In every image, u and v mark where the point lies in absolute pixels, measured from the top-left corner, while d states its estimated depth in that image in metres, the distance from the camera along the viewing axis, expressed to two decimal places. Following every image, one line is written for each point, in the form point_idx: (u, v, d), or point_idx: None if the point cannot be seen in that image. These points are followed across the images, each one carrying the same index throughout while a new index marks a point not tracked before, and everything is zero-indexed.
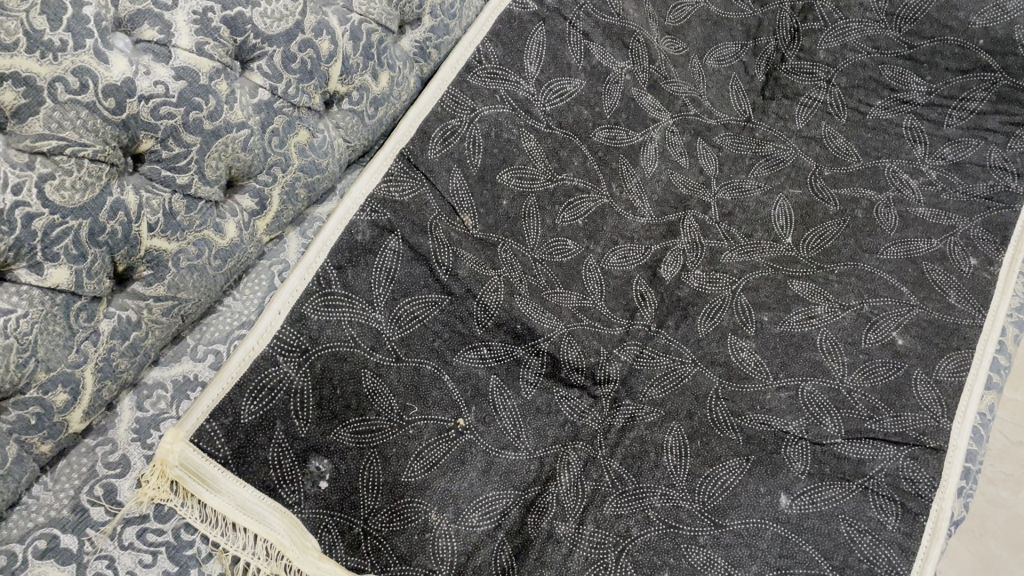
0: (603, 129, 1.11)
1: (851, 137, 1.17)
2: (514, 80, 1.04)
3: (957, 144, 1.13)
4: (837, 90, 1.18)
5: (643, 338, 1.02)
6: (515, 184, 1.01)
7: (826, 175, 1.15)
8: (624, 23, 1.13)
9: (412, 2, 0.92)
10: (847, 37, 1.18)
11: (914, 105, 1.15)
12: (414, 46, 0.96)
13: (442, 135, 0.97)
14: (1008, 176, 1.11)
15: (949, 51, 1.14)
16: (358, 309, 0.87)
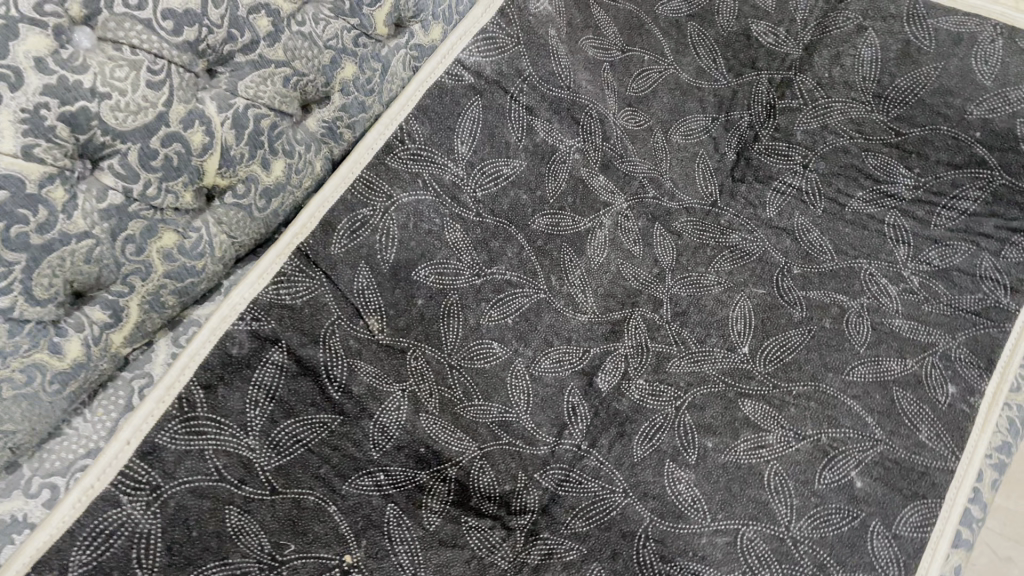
0: (544, 215, 1.00)
1: (826, 231, 1.04)
2: (441, 162, 0.93)
3: (944, 248, 1.00)
4: (814, 176, 1.06)
5: (570, 460, 0.91)
6: (434, 282, 0.90)
7: (796, 274, 1.03)
8: (574, 97, 1.01)
9: (315, 81, 0.82)
10: (828, 118, 1.05)
11: (899, 200, 1.03)
12: (321, 127, 0.85)
13: (349, 227, 0.87)
14: (999, 289, 0.98)
15: (942, 142, 1.00)
16: (228, 435, 0.77)
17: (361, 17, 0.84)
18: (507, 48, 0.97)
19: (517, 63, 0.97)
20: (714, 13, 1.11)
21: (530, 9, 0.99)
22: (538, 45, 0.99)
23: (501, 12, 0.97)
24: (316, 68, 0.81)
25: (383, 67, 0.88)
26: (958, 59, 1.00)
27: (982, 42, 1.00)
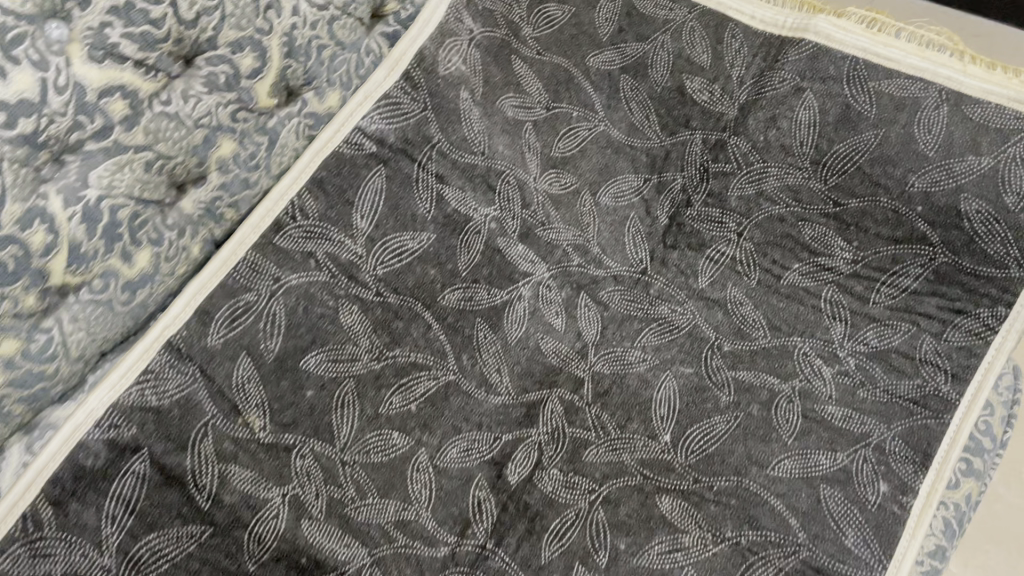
0: (455, 289, 0.93)
1: (760, 304, 0.98)
2: (337, 239, 0.86)
3: (883, 328, 0.94)
4: (748, 245, 1.00)
5: (471, 562, 0.84)
6: (326, 371, 0.84)
7: (726, 352, 0.97)
8: (489, 163, 0.95)
9: (184, 163, 0.75)
10: (764, 185, 0.99)
11: (836, 274, 0.96)
12: (196, 209, 0.78)
13: (228, 315, 0.80)
14: (940, 375, 0.91)
15: (882, 215, 0.94)
16: (78, 555, 0.70)
17: (239, 90, 0.77)
18: (412, 114, 0.91)
19: (424, 129, 0.91)
20: (649, 66, 1.02)
21: (439, 70, 0.92)
22: (446, 110, 0.92)
23: (407, 76, 0.91)
24: (185, 149, 0.74)
25: (271, 140, 0.82)
26: (899, 126, 0.92)
27: (925, 109, 0.92)
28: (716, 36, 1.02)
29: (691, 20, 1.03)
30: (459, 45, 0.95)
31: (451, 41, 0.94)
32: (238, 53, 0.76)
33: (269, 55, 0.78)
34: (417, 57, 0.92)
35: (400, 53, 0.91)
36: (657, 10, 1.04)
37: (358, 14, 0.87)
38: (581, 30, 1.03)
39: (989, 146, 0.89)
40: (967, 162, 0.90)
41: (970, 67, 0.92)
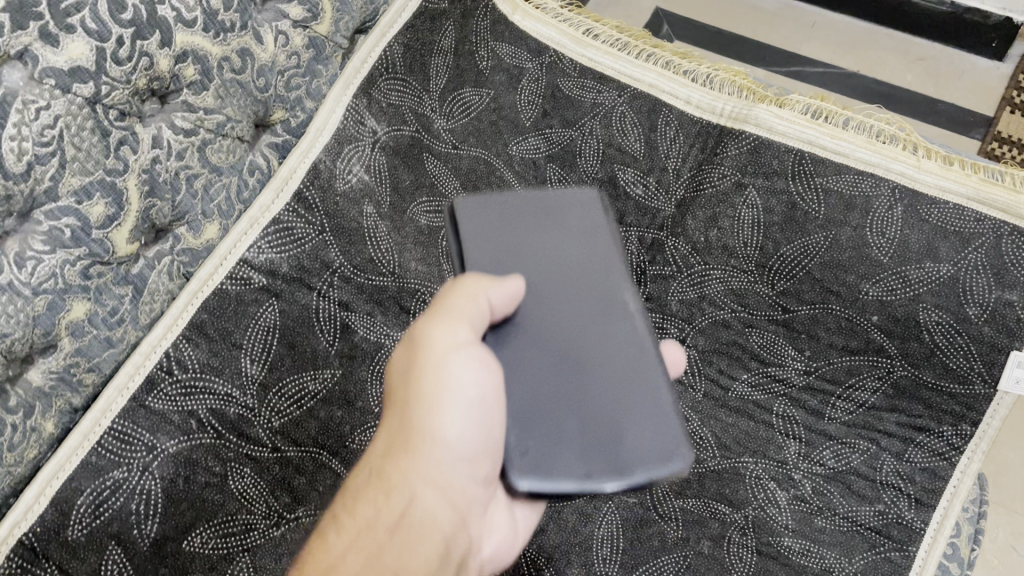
0: (369, 431, 0.80)
1: (708, 419, 0.88)
2: (225, 391, 0.75)
3: (840, 448, 0.86)
4: (694, 353, 0.90)
5: None
6: (214, 548, 0.72)
7: (674, 476, 0.86)
8: (401, 283, 0.85)
9: (25, 337, 0.63)
10: (707, 288, 0.90)
11: (788, 386, 0.88)
12: (47, 381, 0.67)
13: (93, 500, 0.68)
14: (902, 499, 0.83)
15: (834, 322, 0.86)
16: None
17: (89, 243, 0.66)
18: (308, 239, 0.81)
19: (323, 254, 0.81)
20: (577, 154, 0.92)
21: (336, 186, 0.82)
22: (349, 231, 0.83)
23: (300, 195, 0.80)
24: (24, 322, 0.62)
25: (136, 288, 0.70)
26: (850, 228, 0.85)
27: (878, 209, 0.84)
28: (650, 123, 0.92)
29: (622, 103, 0.92)
30: (361, 151, 0.84)
31: (352, 148, 0.84)
32: (86, 201, 0.64)
33: (126, 197, 0.67)
34: (311, 171, 0.81)
35: (290, 169, 0.80)
36: (584, 91, 0.93)
37: (238, 131, 0.75)
38: (501, 116, 0.91)
39: (948, 252, 0.82)
40: (924, 269, 0.83)
41: (925, 161, 0.84)
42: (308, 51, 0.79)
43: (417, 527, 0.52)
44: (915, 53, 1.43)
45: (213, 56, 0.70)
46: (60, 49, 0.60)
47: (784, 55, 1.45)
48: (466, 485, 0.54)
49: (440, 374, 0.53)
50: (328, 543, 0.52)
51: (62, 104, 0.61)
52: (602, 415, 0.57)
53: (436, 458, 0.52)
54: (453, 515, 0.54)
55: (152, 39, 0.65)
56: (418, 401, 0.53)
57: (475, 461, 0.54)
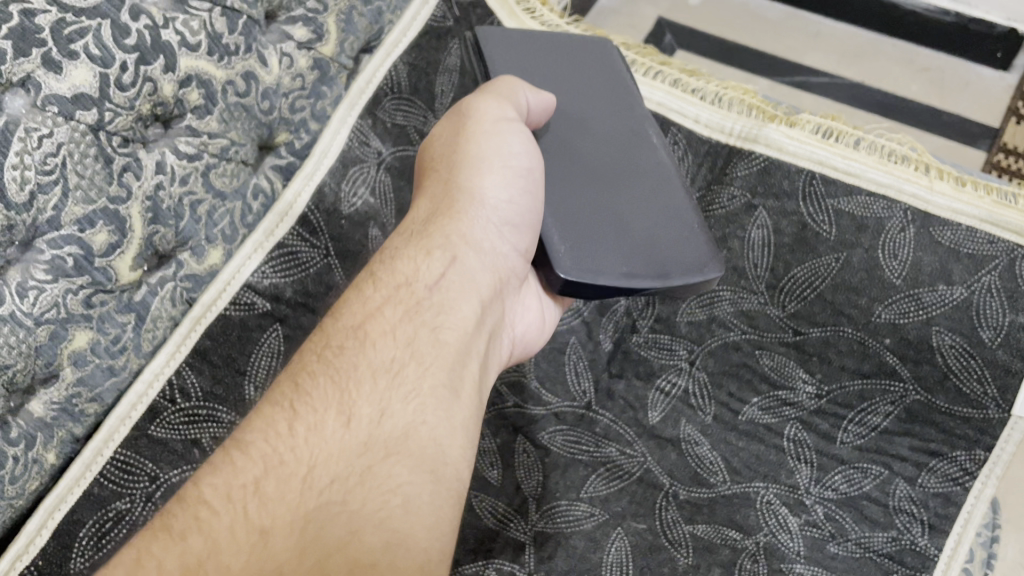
0: None
1: (718, 443, 0.88)
2: (229, 420, 0.74)
3: (852, 473, 0.85)
4: (702, 375, 0.91)
5: None
6: None
7: (682, 501, 0.85)
8: None
9: (26, 368, 0.62)
10: (716, 309, 0.90)
11: (800, 409, 0.87)
12: (49, 412, 0.65)
13: (93, 534, 0.67)
14: (916, 525, 0.82)
15: (846, 346, 0.85)
16: None
17: (92, 271, 0.64)
18: (312, 263, 0.80)
19: (327, 278, 0.80)
20: None
21: (342, 209, 0.82)
22: (355, 254, 0.82)
23: (305, 219, 0.80)
24: (26, 353, 0.62)
25: (139, 316, 0.69)
26: (862, 249, 0.84)
27: (890, 231, 0.83)
28: None
29: None
30: (367, 173, 0.84)
31: (357, 170, 0.83)
32: (89, 229, 0.63)
33: (129, 224, 0.66)
34: (315, 194, 0.80)
35: (294, 193, 0.79)
36: None
37: (241, 155, 0.74)
38: None
39: (961, 275, 0.81)
40: (938, 292, 0.82)
41: (938, 183, 0.83)
42: (313, 73, 0.78)
43: (445, 287, 0.67)
44: (921, 62, 1.39)
45: (217, 80, 0.69)
46: (64, 76, 0.59)
47: (786, 65, 1.42)
48: (499, 249, 0.71)
49: (484, 140, 0.71)
50: (367, 297, 0.67)
51: (65, 132, 0.60)
52: (624, 199, 0.75)
53: (472, 218, 0.70)
54: (489, 277, 0.70)
55: (156, 64, 0.64)
56: (466, 164, 0.71)
57: (517, 232, 0.71)
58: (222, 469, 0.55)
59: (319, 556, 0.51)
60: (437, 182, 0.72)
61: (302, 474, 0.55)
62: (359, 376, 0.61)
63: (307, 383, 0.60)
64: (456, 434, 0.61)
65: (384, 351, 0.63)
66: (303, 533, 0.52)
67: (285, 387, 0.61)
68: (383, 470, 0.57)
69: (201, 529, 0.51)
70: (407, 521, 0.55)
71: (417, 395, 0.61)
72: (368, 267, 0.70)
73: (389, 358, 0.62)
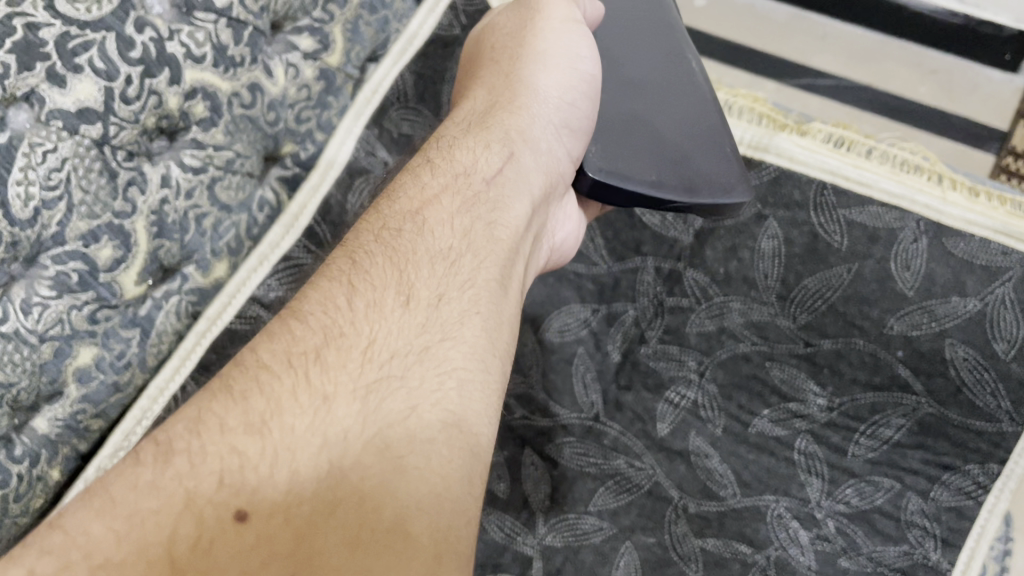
0: None
1: (728, 456, 0.87)
2: None
3: (863, 486, 0.83)
4: (711, 388, 0.89)
5: None
6: None
7: (692, 515, 0.84)
8: None
9: (30, 386, 0.62)
10: (726, 320, 0.89)
11: (811, 422, 0.86)
12: (53, 429, 0.65)
13: None
14: (928, 539, 0.81)
15: (858, 358, 0.85)
16: None
17: (96, 287, 0.64)
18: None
19: None
20: None
21: (348, 219, 0.82)
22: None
23: (311, 231, 0.80)
24: (31, 370, 0.61)
25: (143, 330, 0.69)
26: (874, 260, 0.84)
27: (904, 242, 0.83)
28: None
29: None
30: (373, 183, 0.83)
31: (363, 179, 0.83)
32: (93, 244, 0.62)
33: (134, 239, 0.65)
34: (323, 207, 0.80)
35: (299, 205, 0.78)
36: None
37: (247, 167, 0.73)
38: None
39: (975, 287, 0.81)
40: (952, 303, 0.81)
41: (951, 194, 0.83)
42: (319, 83, 0.77)
43: (501, 180, 0.69)
44: (928, 64, 1.32)
45: (223, 92, 0.68)
46: (68, 90, 0.58)
47: (792, 65, 1.38)
48: (555, 151, 0.75)
49: (548, 36, 0.77)
50: (425, 182, 0.68)
51: (69, 147, 0.59)
52: (660, 112, 0.80)
53: (530, 113, 0.74)
54: (543, 171, 0.74)
55: (160, 77, 0.63)
56: (531, 58, 0.77)
57: (574, 131, 0.76)
58: (279, 336, 0.55)
59: (382, 420, 0.52)
60: (498, 77, 0.77)
61: (366, 345, 0.56)
62: (416, 262, 0.62)
63: (366, 260, 0.60)
64: (503, 330, 0.63)
65: (442, 239, 0.64)
66: (366, 402, 0.53)
67: (342, 261, 0.61)
68: (440, 352, 0.58)
69: (262, 391, 0.51)
70: (466, 401, 0.56)
71: (474, 282, 0.63)
72: (423, 152, 0.72)
73: (446, 247, 0.63)
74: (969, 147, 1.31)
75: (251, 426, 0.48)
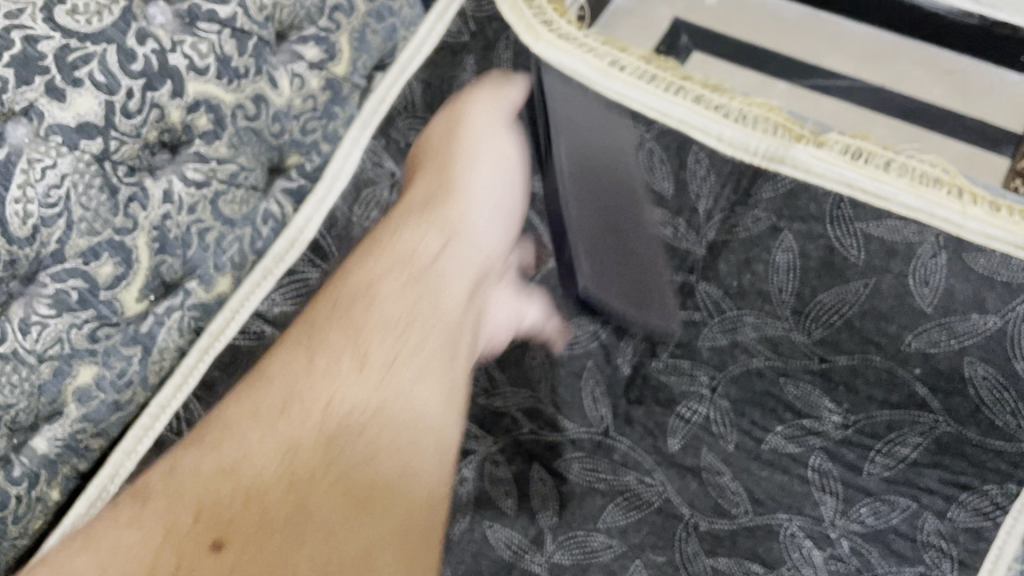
0: None
1: (740, 473, 0.85)
2: None
3: (878, 505, 0.81)
4: (725, 403, 0.87)
5: None
6: None
7: (703, 533, 0.82)
8: None
9: (29, 407, 0.60)
10: (739, 333, 0.88)
11: (826, 439, 0.84)
12: (52, 449, 0.64)
13: None
14: (945, 561, 0.79)
15: (873, 375, 0.84)
16: None
17: (96, 304, 0.62)
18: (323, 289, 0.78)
19: None
20: None
21: (355, 234, 0.81)
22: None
23: (317, 245, 0.78)
24: (29, 391, 0.60)
25: (145, 347, 0.67)
26: (892, 274, 0.84)
27: (922, 256, 0.83)
28: None
29: (649, 139, 0.90)
30: (379, 196, 0.84)
31: (369, 194, 0.83)
32: (93, 262, 0.61)
33: (135, 256, 0.63)
34: (328, 220, 0.79)
35: (303, 219, 0.77)
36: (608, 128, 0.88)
37: (252, 180, 0.72)
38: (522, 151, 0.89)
39: (996, 303, 0.80)
40: (971, 321, 0.81)
41: (972, 207, 0.79)
42: (325, 94, 0.76)
43: (441, 263, 0.77)
44: (944, 65, 1.31)
45: (226, 105, 0.66)
46: (67, 104, 0.56)
47: (804, 67, 1.36)
48: (487, 244, 0.81)
49: (474, 139, 0.84)
50: (370, 266, 0.76)
51: (69, 163, 0.57)
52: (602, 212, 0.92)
53: (462, 211, 0.80)
54: (484, 260, 0.81)
55: (162, 90, 0.61)
56: (462, 158, 0.83)
57: (496, 250, 0.82)
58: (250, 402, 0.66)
59: (340, 472, 0.62)
60: (425, 170, 0.83)
61: (327, 404, 0.66)
62: (371, 338, 0.71)
63: (324, 334, 0.70)
64: (431, 420, 0.69)
65: (388, 310, 0.73)
66: (308, 471, 0.62)
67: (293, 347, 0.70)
68: (388, 431, 0.66)
69: (233, 443, 0.63)
70: (423, 437, 0.68)
71: (415, 358, 0.71)
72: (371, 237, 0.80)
73: (388, 321, 0.72)
74: (984, 149, 1.25)
75: (219, 473, 0.60)
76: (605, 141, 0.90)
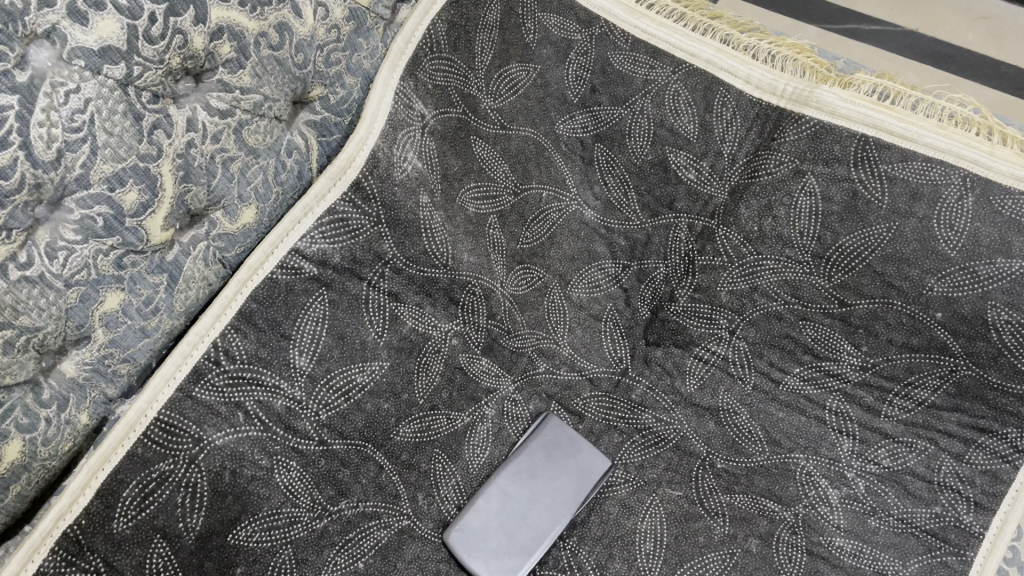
0: (410, 422, 0.82)
1: (757, 413, 0.87)
2: (273, 383, 0.75)
3: (895, 449, 0.83)
4: (743, 345, 0.89)
5: None
6: (261, 539, 0.72)
7: (719, 470, 0.85)
8: (453, 275, 0.84)
9: (57, 330, 0.61)
10: (759, 279, 0.87)
11: (843, 381, 0.85)
12: (81, 372, 0.64)
13: (138, 493, 0.68)
14: (960, 502, 0.80)
15: (895, 318, 0.82)
16: None
17: (123, 231, 0.62)
18: (362, 230, 0.79)
19: (378, 246, 0.79)
20: (626, 134, 0.88)
21: (395, 175, 0.79)
22: (406, 223, 0.80)
23: (357, 184, 0.78)
24: (57, 315, 0.60)
25: (171, 276, 0.68)
26: (916, 219, 0.80)
27: (947, 200, 0.79)
28: (705, 103, 0.86)
29: (675, 81, 0.86)
30: (413, 136, 0.81)
31: (405, 133, 0.80)
32: (119, 188, 0.60)
33: (160, 183, 0.63)
34: (370, 160, 0.78)
35: (347, 158, 0.77)
36: (635, 67, 0.87)
37: (275, 111, 0.72)
38: (548, 93, 0.86)
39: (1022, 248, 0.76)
40: (995, 265, 0.77)
41: (1000, 148, 0.78)
42: (349, 24, 0.75)
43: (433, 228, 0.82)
44: (979, 10, 1.29)
45: (250, 33, 0.65)
46: (90, 28, 0.55)
47: (835, 9, 1.32)
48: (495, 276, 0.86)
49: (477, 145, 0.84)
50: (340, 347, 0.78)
51: (93, 87, 0.57)
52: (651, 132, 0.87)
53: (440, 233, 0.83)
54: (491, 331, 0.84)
55: (186, 15, 0.60)
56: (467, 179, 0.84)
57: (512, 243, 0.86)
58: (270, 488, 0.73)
59: None
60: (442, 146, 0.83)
61: None
62: None
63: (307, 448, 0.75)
64: None
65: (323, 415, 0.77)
66: None
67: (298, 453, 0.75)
68: None
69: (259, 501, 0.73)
70: None
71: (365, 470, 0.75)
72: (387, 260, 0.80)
73: None
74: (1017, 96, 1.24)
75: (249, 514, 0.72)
76: (653, 62, 0.86)
